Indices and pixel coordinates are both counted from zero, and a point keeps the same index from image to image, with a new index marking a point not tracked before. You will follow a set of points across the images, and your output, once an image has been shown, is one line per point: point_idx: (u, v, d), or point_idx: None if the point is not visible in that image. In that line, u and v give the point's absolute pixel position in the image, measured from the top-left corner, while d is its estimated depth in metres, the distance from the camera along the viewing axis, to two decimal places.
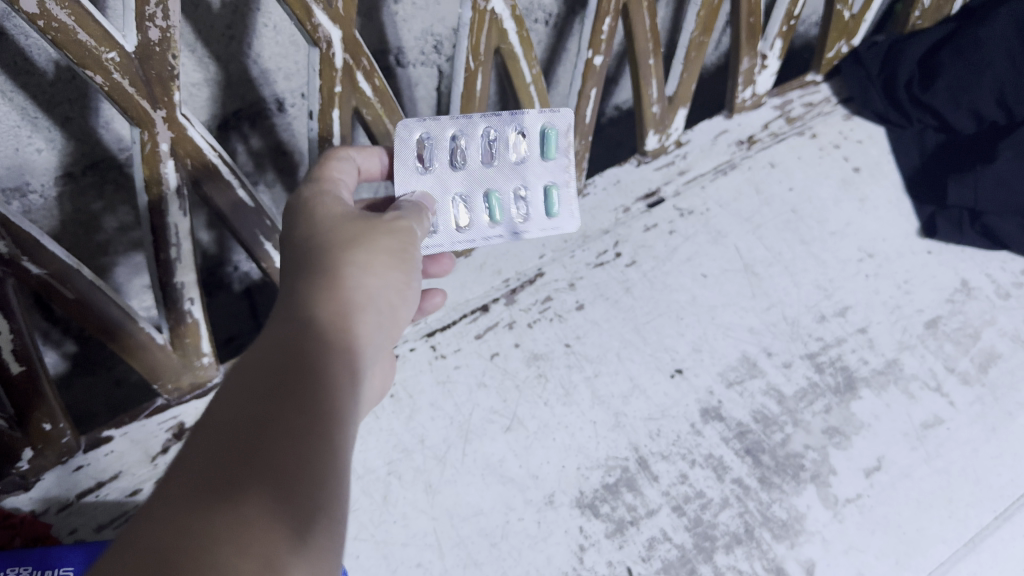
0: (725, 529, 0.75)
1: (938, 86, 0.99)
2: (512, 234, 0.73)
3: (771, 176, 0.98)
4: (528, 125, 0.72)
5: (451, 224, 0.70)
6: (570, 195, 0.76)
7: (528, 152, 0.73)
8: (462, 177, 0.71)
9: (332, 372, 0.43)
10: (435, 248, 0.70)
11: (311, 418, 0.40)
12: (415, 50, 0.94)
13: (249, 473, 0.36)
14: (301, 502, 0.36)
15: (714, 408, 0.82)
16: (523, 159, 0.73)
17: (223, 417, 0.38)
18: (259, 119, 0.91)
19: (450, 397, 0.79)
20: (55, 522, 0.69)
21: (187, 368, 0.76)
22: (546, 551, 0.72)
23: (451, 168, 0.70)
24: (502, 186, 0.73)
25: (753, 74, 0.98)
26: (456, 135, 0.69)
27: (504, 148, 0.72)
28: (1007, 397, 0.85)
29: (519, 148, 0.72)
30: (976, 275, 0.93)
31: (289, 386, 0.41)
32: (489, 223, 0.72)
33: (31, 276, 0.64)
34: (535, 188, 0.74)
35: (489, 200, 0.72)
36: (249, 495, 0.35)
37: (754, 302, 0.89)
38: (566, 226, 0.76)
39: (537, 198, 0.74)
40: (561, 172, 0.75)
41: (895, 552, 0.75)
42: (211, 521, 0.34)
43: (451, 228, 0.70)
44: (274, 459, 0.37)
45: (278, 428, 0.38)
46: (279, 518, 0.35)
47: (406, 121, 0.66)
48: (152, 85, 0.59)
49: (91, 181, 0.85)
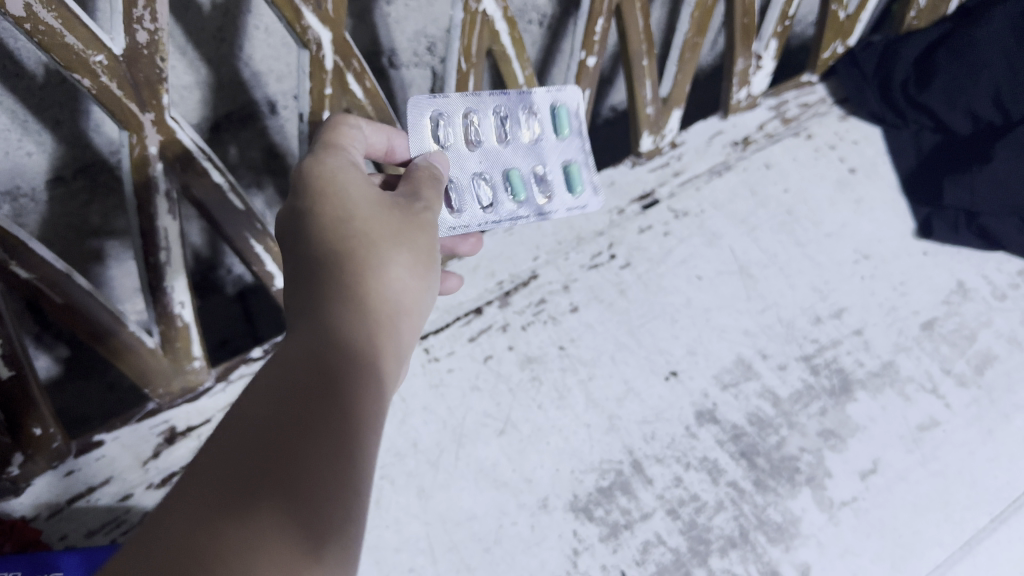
0: (720, 533, 0.75)
1: (935, 85, 0.98)
2: (538, 214, 0.75)
3: (767, 178, 0.98)
4: (536, 104, 0.75)
5: (475, 204, 0.70)
6: (588, 170, 0.79)
7: (540, 130, 0.75)
8: (479, 157, 0.72)
9: (358, 376, 0.44)
10: (463, 228, 0.69)
11: (339, 421, 0.41)
12: (408, 52, 0.93)
13: (278, 483, 0.38)
14: (322, 513, 0.38)
15: (709, 410, 0.81)
16: (536, 138, 0.75)
17: (247, 421, 0.40)
18: (251, 121, 0.90)
19: (443, 401, 0.79)
20: (46, 528, 0.69)
21: (178, 372, 0.75)
22: (540, 556, 0.72)
23: (468, 148, 0.71)
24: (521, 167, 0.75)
25: (749, 74, 0.98)
26: (468, 113, 0.70)
27: (516, 128, 0.74)
28: (1004, 398, 0.85)
29: (532, 128, 0.75)
30: (973, 276, 0.93)
31: (317, 385, 0.42)
32: (514, 203, 0.73)
33: (20, 279, 0.63)
34: (552, 168, 0.76)
35: (511, 178, 0.73)
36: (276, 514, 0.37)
37: (749, 303, 0.88)
38: (591, 204, 0.78)
39: (559, 178, 0.76)
40: (575, 149, 0.78)
41: (891, 555, 0.75)
42: (239, 533, 0.36)
43: (476, 209, 0.70)
44: (303, 464, 0.39)
45: (307, 429, 0.40)
46: (302, 530, 0.37)
47: (417, 99, 0.66)
48: (141, 88, 0.59)
49: (82, 184, 0.84)
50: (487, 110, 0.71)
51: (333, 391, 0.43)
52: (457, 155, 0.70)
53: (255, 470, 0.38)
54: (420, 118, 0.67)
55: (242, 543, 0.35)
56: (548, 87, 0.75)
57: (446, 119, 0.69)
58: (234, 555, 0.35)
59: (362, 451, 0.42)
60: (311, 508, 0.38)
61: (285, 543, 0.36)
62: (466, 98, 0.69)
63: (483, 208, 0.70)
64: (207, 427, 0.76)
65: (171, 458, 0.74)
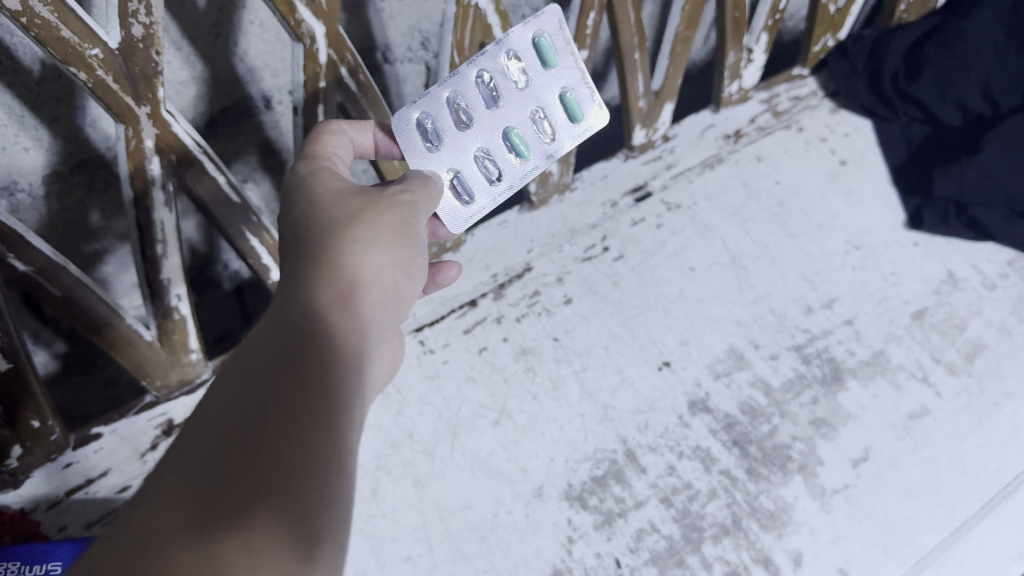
0: (713, 520, 0.75)
1: (924, 78, 1.00)
2: (547, 160, 0.69)
3: (759, 170, 0.99)
4: (516, 49, 0.68)
5: (482, 183, 0.69)
6: (590, 91, 0.69)
7: (527, 74, 0.69)
8: (476, 131, 0.69)
9: (334, 363, 0.43)
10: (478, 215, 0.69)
11: (314, 409, 0.40)
12: (402, 47, 0.94)
13: (255, 479, 0.37)
14: (302, 504, 0.37)
15: (702, 400, 0.82)
16: (526, 83, 0.69)
17: (221, 419, 0.39)
18: (246, 117, 0.91)
19: (439, 392, 0.80)
20: (44, 519, 0.69)
21: (175, 364, 0.76)
22: (535, 544, 0.72)
23: (462, 129, 0.69)
24: (519, 119, 0.69)
25: (740, 67, 0.99)
26: (452, 99, 0.68)
27: (503, 82, 0.68)
28: (994, 387, 0.86)
29: (515, 73, 0.68)
30: (963, 267, 0.94)
31: (289, 375, 0.41)
32: (520, 161, 0.69)
33: (18, 273, 0.64)
34: (551, 103, 0.69)
35: (511, 138, 0.69)
36: (260, 504, 0.36)
37: (741, 294, 0.89)
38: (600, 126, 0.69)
39: (559, 112, 0.69)
40: (570, 74, 0.69)
41: (882, 542, 0.75)
42: (218, 533, 0.35)
43: (485, 187, 0.69)
44: (276, 457, 0.38)
45: (280, 420, 0.39)
46: (282, 525, 0.36)
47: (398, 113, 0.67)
48: (136, 82, 0.59)
49: (79, 180, 0.85)
50: (469, 85, 0.68)
51: (307, 379, 0.41)
52: (453, 141, 0.68)
53: (235, 462, 0.37)
54: (406, 123, 0.67)
55: (221, 536, 0.35)
56: (522, 22, 0.67)
57: (436, 116, 0.68)
58: (217, 548, 0.35)
59: (339, 439, 0.41)
60: (291, 492, 0.37)
61: (270, 530, 0.36)
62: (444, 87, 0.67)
63: (490, 183, 0.69)
64: None
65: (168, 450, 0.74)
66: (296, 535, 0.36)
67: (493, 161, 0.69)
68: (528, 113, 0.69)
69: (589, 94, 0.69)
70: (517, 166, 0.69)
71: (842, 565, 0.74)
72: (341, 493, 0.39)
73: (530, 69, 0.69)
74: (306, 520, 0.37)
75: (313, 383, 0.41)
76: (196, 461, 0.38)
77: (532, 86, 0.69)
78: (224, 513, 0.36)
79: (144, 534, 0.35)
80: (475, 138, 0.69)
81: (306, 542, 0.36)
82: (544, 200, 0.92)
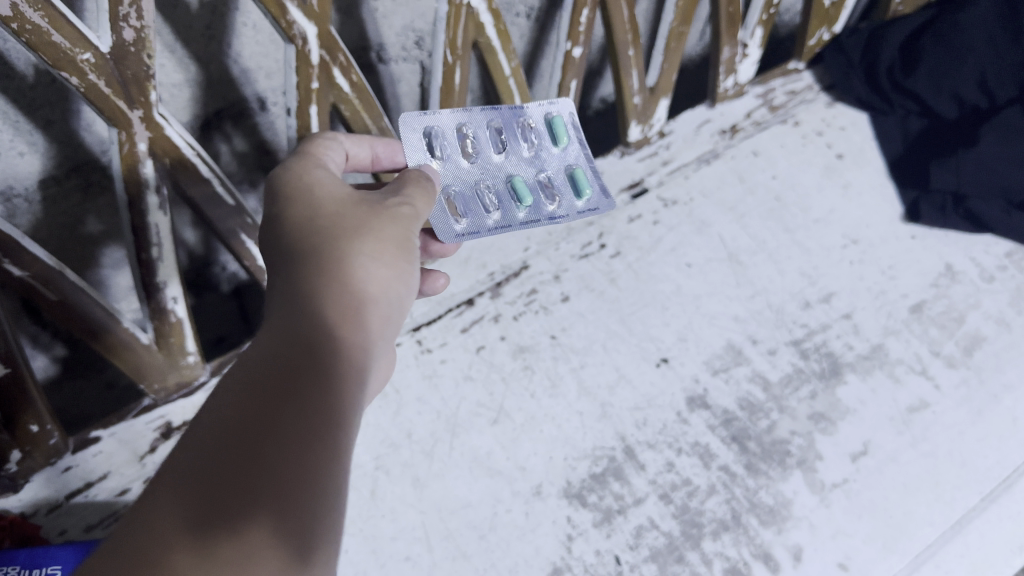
0: (713, 516, 0.75)
1: (920, 70, 1.00)
2: (547, 217, 0.73)
3: (755, 165, 0.99)
4: (531, 116, 0.76)
5: (481, 212, 0.69)
6: (595, 181, 0.77)
7: (538, 145, 0.76)
8: (478, 167, 0.72)
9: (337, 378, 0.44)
10: (471, 235, 0.67)
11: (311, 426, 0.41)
12: (397, 46, 0.94)
13: (256, 490, 0.38)
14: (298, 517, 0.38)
15: (700, 396, 0.82)
16: (535, 151, 0.76)
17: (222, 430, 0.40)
18: (242, 118, 0.91)
19: (437, 392, 0.80)
20: (45, 524, 0.69)
21: (173, 367, 0.76)
22: (535, 542, 0.72)
23: (466, 160, 0.71)
24: (527, 176, 0.75)
25: (735, 63, 0.98)
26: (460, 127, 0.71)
27: (515, 140, 0.74)
28: (993, 379, 0.86)
29: (531, 139, 0.75)
30: (961, 259, 0.94)
31: (289, 392, 0.42)
32: (521, 208, 0.71)
33: (13, 278, 0.64)
34: (559, 176, 0.76)
35: (515, 185, 0.72)
36: (258, 514, 0.38)
37: (739, 290, 0.89)
38: (603, 207, 0.76)
39: (565, 185, 0.76)
40: (579, 159, 0.77)
41: (882, 536, 0.75)
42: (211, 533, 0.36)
43: (483, 217, 0.69)
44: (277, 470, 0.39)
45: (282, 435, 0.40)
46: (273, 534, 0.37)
47: (408, 117, 0.67)
48: (129, 86, 0.59)
49: (75, 184, 0.85)
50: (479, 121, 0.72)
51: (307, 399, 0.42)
52: (457, 168, 0.70)
53: (221, 462, 0.39)
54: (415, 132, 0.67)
55: (217, 537, 0.36)
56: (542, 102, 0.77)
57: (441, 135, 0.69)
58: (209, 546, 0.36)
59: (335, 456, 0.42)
60: (288, 505, 0.38)
61: (262, 541, 0.37)
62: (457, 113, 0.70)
63: (490, 215, 0.69)
64: None
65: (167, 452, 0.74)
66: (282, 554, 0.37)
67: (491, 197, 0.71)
68: (535, 178, 0.75)
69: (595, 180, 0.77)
70: (516, 212, 0.71)
71: (842, 559, 0.74)
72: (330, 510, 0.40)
73: (543, 142, 0.76)
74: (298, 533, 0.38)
75: (313, 411, 0.42)
76: (188, 455, 0.39)
77: (541, 155, 0.76)
78: (221, 520, 0.37)
79: (135, 530, 0.37)
80: (477, 171, 0.72)
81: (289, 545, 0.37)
82: None
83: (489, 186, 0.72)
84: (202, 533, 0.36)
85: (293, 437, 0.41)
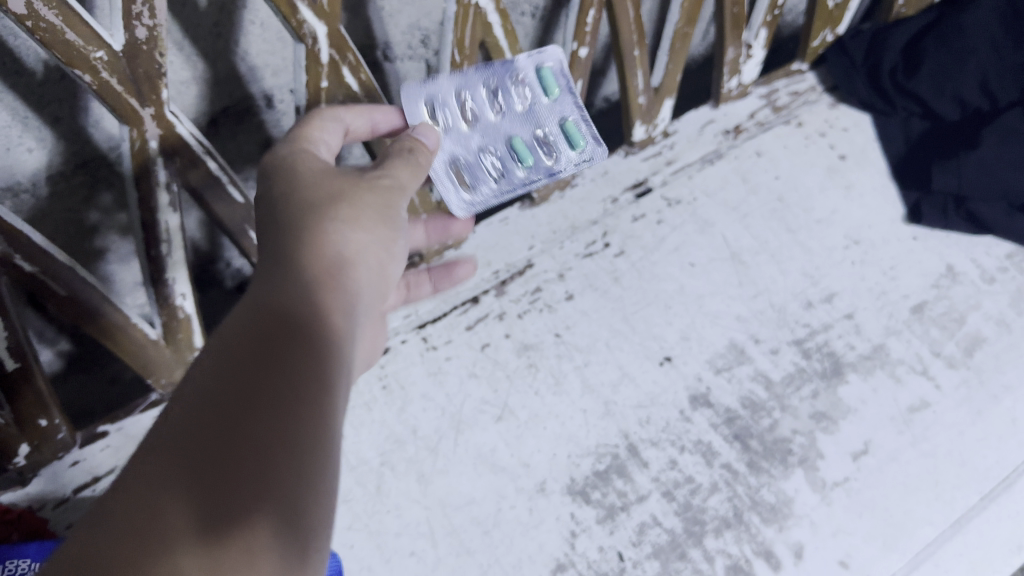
0: (715, 514, 0.76)
1: (922, 73, 1.00)
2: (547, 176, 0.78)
3: (758, 165, 0.99)
4: (519, 70, 0.76)
5: (487, 180, 0.77)
6: (587, 126, 0.79)
7: (530, 95, 0.77)
8: (479, 130, 0.76)
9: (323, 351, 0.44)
10: (479, 206, 0.77)
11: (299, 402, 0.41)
12: (403, 45, 0.94)
13: (247, 471, 0.38)
14: (291, 494, 0.38)
15: (703, 394, 0.83)
16: (528, 101, 0.77)
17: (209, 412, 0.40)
18: (248, 116, 0.91)
19: (442, 388, 0.80)
20: (52, 517, 0.70)
21: (180, 362, 0.76)
22: (539, 538, 0.73)
23: (468, 124, 0.75)
24: (522, 131, 0.78)
25: (739, 63, 0.99)
26: (459, 93, 0.74)
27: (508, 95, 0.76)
28: (993, 379, 0.86)
29: (522, 93, 0.77)
30: (962, 260, 0.94)
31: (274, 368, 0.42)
32: (522, 168, 0.77)
33: (25, 273, 0.63)
34: (553, 125, 0.78)
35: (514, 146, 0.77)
36: (256, 497, 0.37)
37: (741, 290, 0.90)
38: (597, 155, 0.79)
39: (559, 137, 0.78)
40: (569, 105, 0.78)
41: (882, 535, 0.76)
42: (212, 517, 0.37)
43: (489, 184, 0.77)
44: (267, 448, 0.39)
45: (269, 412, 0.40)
46: (274, 512, 0.38)
47: (409, 89, 0.71)
48: (140, 83, 0.59)
49: (82, 180, 0.85)
50: (475, 85, 0.75)
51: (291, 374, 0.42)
52: (460, 135, 0.75)
53: (211, 444, 0.39)
54: (414, 106, 0.72)
55: (218, 520, 0.36)
56: (529, 52, 0.76)
57: (439, 104, 0.74)
58: (213, 529, 0.36)
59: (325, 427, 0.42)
60: (283, 488, 0.38)
61: (264, 529, 0.37)
62: (454, 80, 0.73)
63: (495, 184, 0.77)
64: None
65: None
66: (285, 534, 0.37)
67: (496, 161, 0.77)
68: (532, 131, 0.78)
69: (587, 129, 0.79)
70: (517, 173, 0.77)
71: (843, 557, 0.75)
72: (327, 484, 0.41)
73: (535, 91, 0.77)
74: (295, 512, 0.38)
75: (301, 382, 0.42)
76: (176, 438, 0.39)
77: (536, 107, 0.77)
78: (221, 505, 0.37)
79: (130, 516, 0.36)
80: (479, 136, 0.76)
81: (288, 530, 0.38)
82: (545, 196, 0.93)
83: (491, 150, 0.77)
84: (204, 522, 0.36)
85: (281, 411, 0.40)
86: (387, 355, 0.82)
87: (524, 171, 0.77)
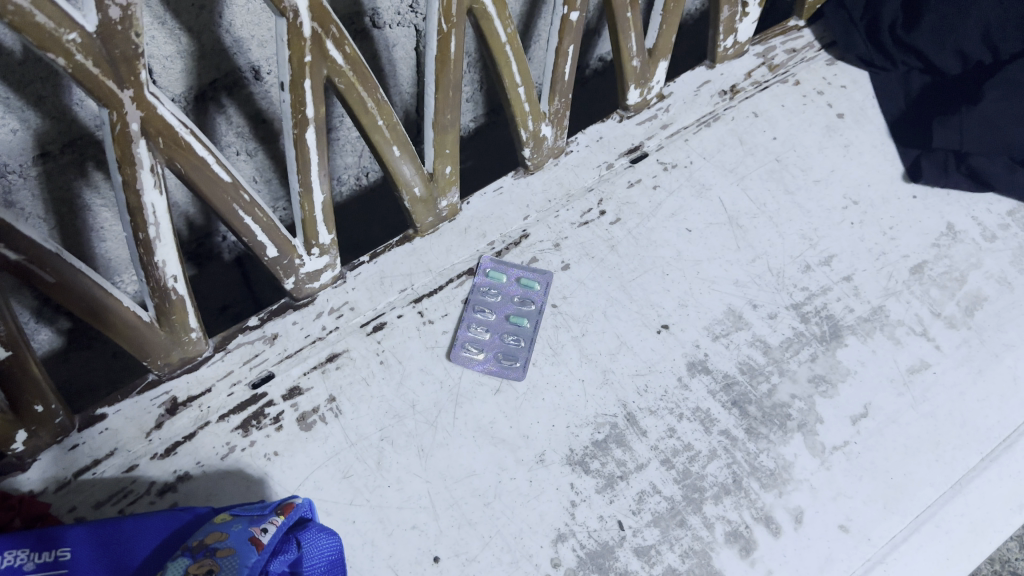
0: (714, 480, 0.76)
1: (923, 25, 0.99)
2: (546, 241, 0.88)
3: (755, 126, 0.98)
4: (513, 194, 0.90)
5: (492, 307, 0.84)
6: (571, 211, 0.90)
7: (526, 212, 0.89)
8: (492, 281, 0.85)
9: None
10: (489, 289, 0.85)
11: None
12: (391, 10, 0.92)
13: None
14: None
15: (700, 361, 0.82)
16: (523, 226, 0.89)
17: None
18: (236, 88, 0.90)
19: (440, 361, 0.80)
20: (54, 501, 0.70)
21: (176, 343, 0.75)
22: (539, 509, 0.74)
23: (483, 282, 0.85)
24: (526, 273, 0.86)
25: (735, 21, 0.97)
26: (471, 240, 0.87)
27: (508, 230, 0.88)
28: (994, 338, 0.86)
29: (514, 228, 0.88)
30: (963, 218, 0.93)
31: None
32: (523, 287, 0.85)
33: (9, 261, 0.62)
34: (546, 227, 0.89)
35: (518, 279, 0.85)
36: None
37: (739, 254, 0.89)
38: (585, 208, 0.91)
39: (552, 229, 0.89)
40: (554, 205, 0.90)
41: (882, 496, 0.76)
42: None
43: (492, 310, 0.84)
44: None
45: None
46: None
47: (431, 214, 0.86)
48: (118, 65, 0.57)
49: (70, 158, 0.84)
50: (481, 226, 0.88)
51: None
52: (478, 286, 0.85)
53: None
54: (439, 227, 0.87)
55: None
56: (516, 176, 0.91)
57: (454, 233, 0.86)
58: None
59: None
60: None
61: None
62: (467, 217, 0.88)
63: (499, 292, 0.84)
64: (208, 397, 0.76)
65: (174, 427, 0.74)
66: None
67: (496, 321, 0.83)
68: (533, 283, 0.85)
69: (573, 216, 0.90)
70: (518, 296, 0.84)
71: (843, 521, 0.75)
72: None
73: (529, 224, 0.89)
74: None
75: None
76: None
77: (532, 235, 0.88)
78: None
79: None
80: (491, 283, 0.85)
81: None
82: (539, 164, 0.91)
83: (497, 300, 0.84)
84: None
85: None
86: (383, 330, 0.81)
87: (525, 295, 0.85)
